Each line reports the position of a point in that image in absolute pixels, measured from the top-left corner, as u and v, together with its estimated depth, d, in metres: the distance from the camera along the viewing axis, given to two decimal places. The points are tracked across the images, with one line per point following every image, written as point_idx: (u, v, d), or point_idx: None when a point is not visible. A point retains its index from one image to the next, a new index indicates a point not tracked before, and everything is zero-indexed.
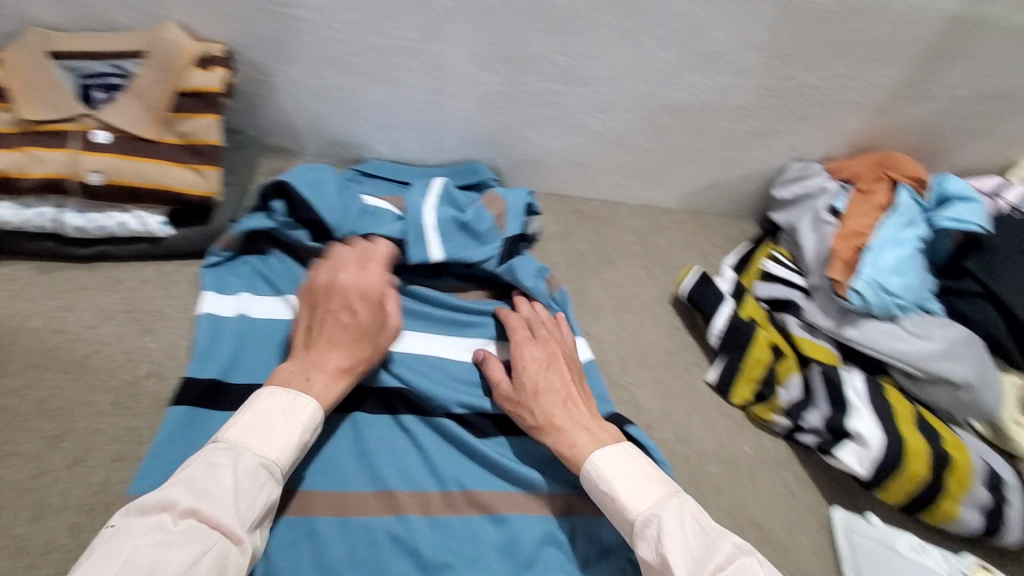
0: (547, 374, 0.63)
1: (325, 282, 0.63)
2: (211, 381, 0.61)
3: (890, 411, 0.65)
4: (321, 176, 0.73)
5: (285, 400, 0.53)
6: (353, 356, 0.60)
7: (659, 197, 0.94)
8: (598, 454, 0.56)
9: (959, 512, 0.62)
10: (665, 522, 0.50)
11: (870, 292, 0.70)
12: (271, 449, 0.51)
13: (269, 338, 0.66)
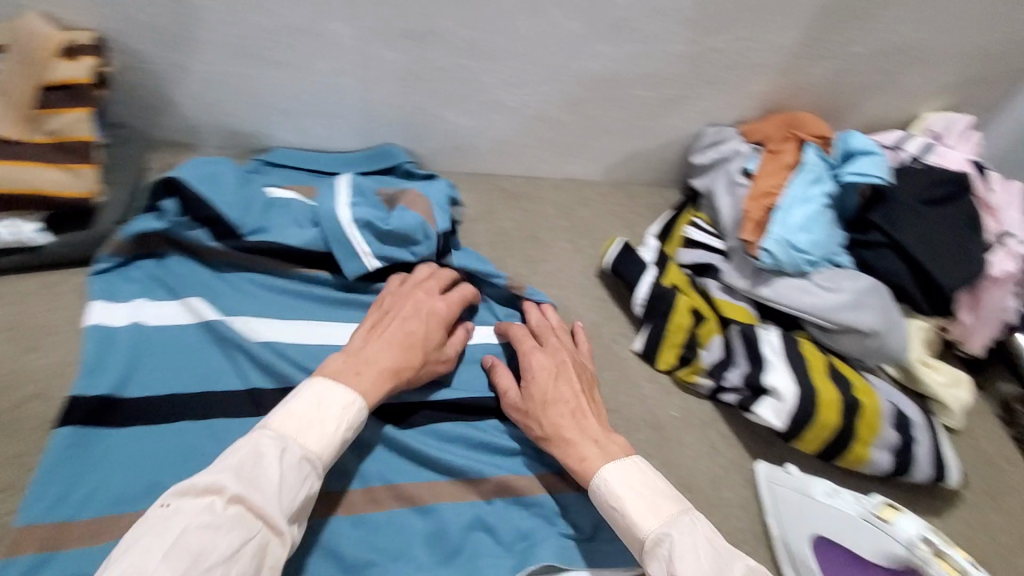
0: (557, 384, 0.62)
1: (399, 299, 0.65)
2: (104, 397, 0.57)
3: (805, 363, 0.67)
4: (218, 170, 0.68)
5: (330, 391, 0.53)
6: (405, 362, 0.59)
7: (582, 170, 0.93)
8: (609, 470, 0.55)
9: (871, 454, 0.64)
10: (678, 539, 0.49)
11: (780, 250, 0.71)
12: (316, 443, 0.50)
13: (168, 345, 0.62)
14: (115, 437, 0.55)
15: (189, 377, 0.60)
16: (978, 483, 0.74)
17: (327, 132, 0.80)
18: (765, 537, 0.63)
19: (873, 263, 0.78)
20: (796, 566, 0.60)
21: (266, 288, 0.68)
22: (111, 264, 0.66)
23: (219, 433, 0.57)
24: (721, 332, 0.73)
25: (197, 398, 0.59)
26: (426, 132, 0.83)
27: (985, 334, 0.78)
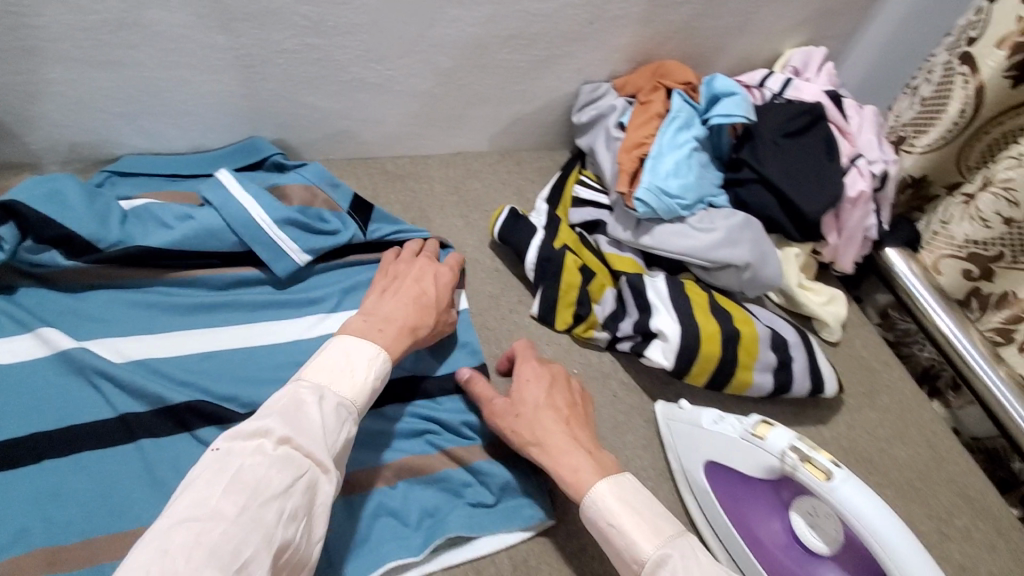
0: (551, 393, 0.61)
1: (412, 268, 0.68)
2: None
3: (688, 303, 0.70)
4: (61, 186, 0.62)
5: (356, 347, 0.56)
6: (420, 320, 0.63)
7: (466, 141, 0.92)
8: (607, 486, 0.54)
9: (753, 377, 0.68)
10: (682, 562, 0.49)
11: (654, 199, 0.73)
12: (349, 391, 0.53)
13: (24, 381, 0.57)
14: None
15: (49, 413, 0.55)
16: (855, 386, 0.81)
17: (181, 132, 0.75)
18: (669, 471, 0.67)
19: (747, 199, 0.82)
20: (696, 492, 0.63)
21: (135, 304, 0.64)
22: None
23: (90, 468, 0.54)
24: (612, 285, 0.75)
25: (62, 434, 0.55)
26: (291, 120, 0.79)
27: (853, 252, 0.83)
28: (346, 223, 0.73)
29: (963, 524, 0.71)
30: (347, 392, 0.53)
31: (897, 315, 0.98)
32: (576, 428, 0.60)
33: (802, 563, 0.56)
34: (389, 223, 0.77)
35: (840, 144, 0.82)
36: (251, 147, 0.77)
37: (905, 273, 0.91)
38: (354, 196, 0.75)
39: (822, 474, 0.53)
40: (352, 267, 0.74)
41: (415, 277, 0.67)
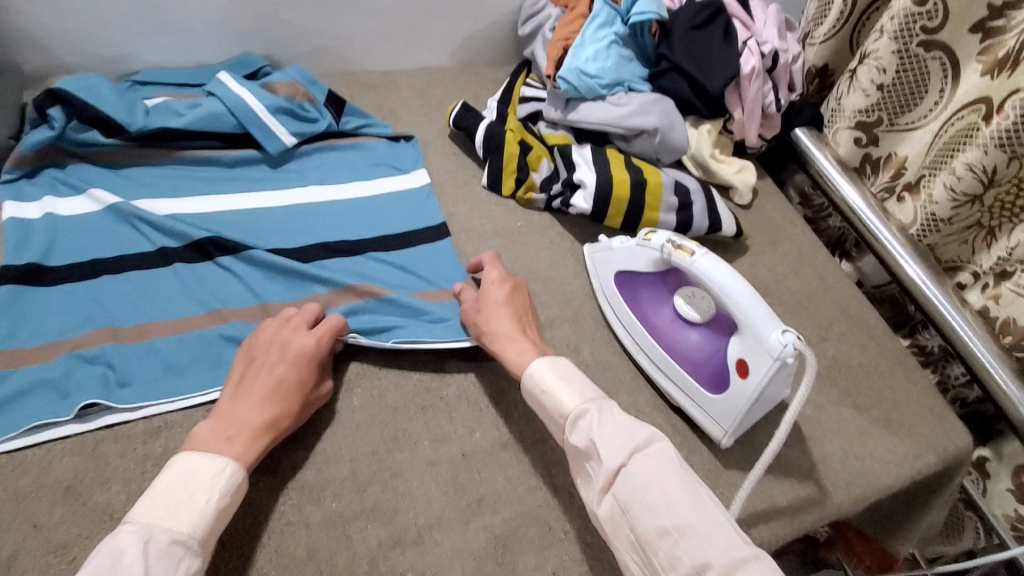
0: (511, 295, 0.72)
1: (272, 342, 0.63)
2: (31, 265, 0.68)
3: (606, 161, 0.85)
4: (97, 83, 0.79)
5: (198, 466, 0.52)
6: (280, 410, 0.59)
7: (428, 56, 1.08)
8: (544, 362, 0.63)
9: (659, 216, 0.84)
10: (599, 414, 0.59)
11: (574, 78, 0.88)
12: (186, 523, 0.49)
13: (81, 226, 0.74)
14: (44, 293, 0.67)
15: (101, 246, 0.72)
16: (759, 237, 0.96)
17: (185, 47, 0.91)
18: (591, 292, 0.82)
19: (665, 84, 0.96)
20: (607, 299, 0.79)
21: (161, 176, 0.81)
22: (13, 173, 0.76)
23: (135, 282, 0.70)
24: (548, 156, 0.91)
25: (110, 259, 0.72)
26: (277, 36, 0.95)
27: (755, 125, 0.98)
28: (323, 114, 0.90)
29: (840, 330, 0.87)
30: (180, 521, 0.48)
31: (812, 193, 1.13)
32: (525, 325, 0.70)
33: (683, 334, 0.72)
34: (360, 116, 0.94)
35: (737, 31, 0.97)
36: (243, 60, 0.93)
37: (820, 159, 1.04)
38: (328, 91, 0.92)
39: (688, 255, 0.68)
40: (330, 151, 0.90)
41: (275, 358, 0.62)
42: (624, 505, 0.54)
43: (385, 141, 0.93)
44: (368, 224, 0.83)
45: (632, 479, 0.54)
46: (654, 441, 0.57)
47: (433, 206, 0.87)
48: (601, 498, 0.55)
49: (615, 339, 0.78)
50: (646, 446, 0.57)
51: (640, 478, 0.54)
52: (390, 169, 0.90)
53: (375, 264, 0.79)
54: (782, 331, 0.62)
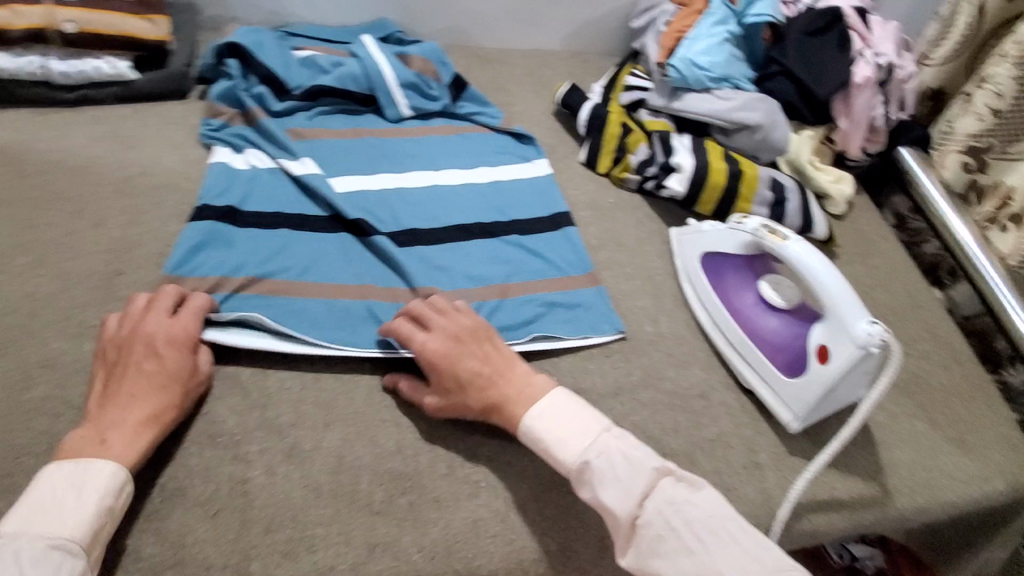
0: (462, 362, 0.62)
1: (133, 340, 0.58)
2: (229, 207, 0.76)
3: (704, 150, 0.88)
4: (260, 32, 0.90)
5: (71, 475, 0.50)
6: (161, 403, 0.56)
7: (543, 40, 1.15)
8: (535, 419, 0.59)
9: (751, 209, 0.86)
10: (601, 463, 0.56)
11: (683, 67, 0.92)
12: (61, 528, 0.47)
13: (272, 178, 0.81)
14: (232, 232, 0.74)
15: (287, 202, 0.79)
16: (850, 247, 0.96)
17: (335, 7, 1.02)
18: (673, 271, 0.85)
19: (770, 86, 0.99)
20: (690, 278, 0.81)
21: (300, 116, 0.89)
22: (213, 124, 0.85)
23: (304, 242, 0.75)
24: (646, 141, 0.94)
25: (290, 215, 0.78)
26: (412, 6, 1.04)
27: (859, 137, 0.99)
28: (443, 94, 0.96)
29: (923, 348, 0.86)
30: (56, 530, 0.47)
31: (910, 216, 1.10)
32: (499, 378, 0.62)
33: (765, 318, 0.73)
34: (476, 102, 1.00)
35: (853, 41, 0.99)
36: (378, 28, 1.02)
37: (923, 180, 1.02)
38: (455, 74, 0.98)
39: (780, 240, 0.70)
40: (452, 136, 0.94)
41: (137, 354, 0.57)
42: (648, 554, 0.53)
43: (498, 133, 0.97)
44: (485, 209, 0.86)
45: (648, 529, 0.53)
46: (659, 477, 0.56)
47: (557, 193, 0.90)
48: (624, 550, 0.55)
49: (692, 318, 0.80)
50: (652, 486, 0.55)
51: (655, 526, 0.53)
52: (512, 158, 0.94)
53: (490, 248, 0.81)
54: (871, 324, 0.64)
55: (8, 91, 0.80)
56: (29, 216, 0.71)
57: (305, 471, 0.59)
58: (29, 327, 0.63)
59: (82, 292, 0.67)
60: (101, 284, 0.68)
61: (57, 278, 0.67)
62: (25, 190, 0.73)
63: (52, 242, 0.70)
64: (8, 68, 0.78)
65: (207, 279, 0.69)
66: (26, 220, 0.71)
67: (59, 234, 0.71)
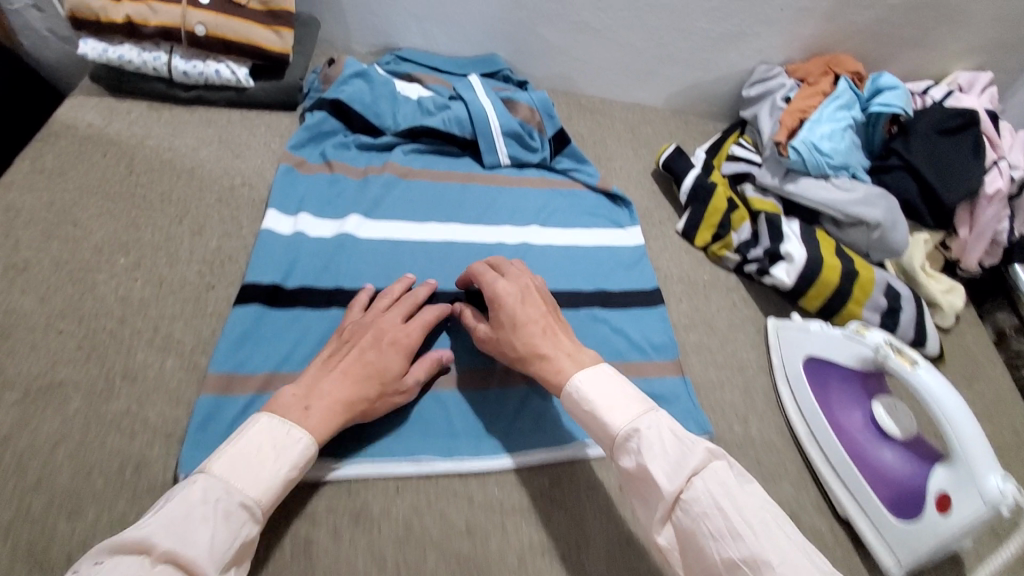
0: (524, 307, 0.65)
1: (362, 330, 0.63)
2: (273, 286, 0.69)
3: (816, 240, 0.83)
4: (369, 71, 0.87)
5: (278, 438, 0.51)
6: (360, 394, 0.58)
7: (647, 96, 1.12)
8: (584, 377, 0.57)
9: (862, 312, 0.81)
10: (651, 435, 0.53)
11: (806, 150, 0.86)
12: (251, 487, 0.48)
13: (329, 249, 0.75)
14: (278, 315, 0.67)
15: (361, 261, 0.75)
16: (953, 365, 0.89)
17: (447, 38, 1.00)
18: (767, 367, 0.80)
19: (887, 181, 0.93)
20: (790, 382, 0.76)
21: (399, 157, 0.87)
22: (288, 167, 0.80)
23: None
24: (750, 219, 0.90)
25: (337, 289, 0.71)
26: (524, 46, 1.02)
27: (980, 249, 0.92)
28: (544, 146, 0.93)
29: None
30: (241, 488, 0.47)
31: (1014, 336, 1.00)
32: (553, 335, 0.63)
33: (874, 444, 0.68)
34: (574, 158, 0.95)
35: (985, 148, 0.93)
36: (488, 65, 1.01)
37: None
38: (560, 128, 0.94)
39: (908, 364, 0.65)
40: (545, 190, 0.91)
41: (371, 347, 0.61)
42: (688, 531, 0.48)
43: (594, 193, 0.93)
44: (575, 277, 0.82)
45: (693, 505, 0.48)
46: (711, 459, 0.51)
47: (647, 270, 0.86)
48: (661, 526, 0.51)
49: (784, 424, 0.75)
50: (703, 464, 0.50)
51: (701, 503, 0.48)
52: (606, 222, 0.90)
53: (575, 321, 0.77)
54: (1006, 482, 0.57)
55: (131, 85, 0.81)
56: (133, 215, 0.71)
57: (372, 540, 0.57)
58: (116, 332, 0.62)
59: (174, 302, 0.65)
60: (190, 297, 0.66)
61: (150, 285, 0.66)
62: (133, 189, 0.74)
63: (151, 247, 0.69)
64: (133, 62, 0.79)
65: (256, 369, 0.62)
66: (129, 218, 0.71)
67: (157, 238, 0.70)
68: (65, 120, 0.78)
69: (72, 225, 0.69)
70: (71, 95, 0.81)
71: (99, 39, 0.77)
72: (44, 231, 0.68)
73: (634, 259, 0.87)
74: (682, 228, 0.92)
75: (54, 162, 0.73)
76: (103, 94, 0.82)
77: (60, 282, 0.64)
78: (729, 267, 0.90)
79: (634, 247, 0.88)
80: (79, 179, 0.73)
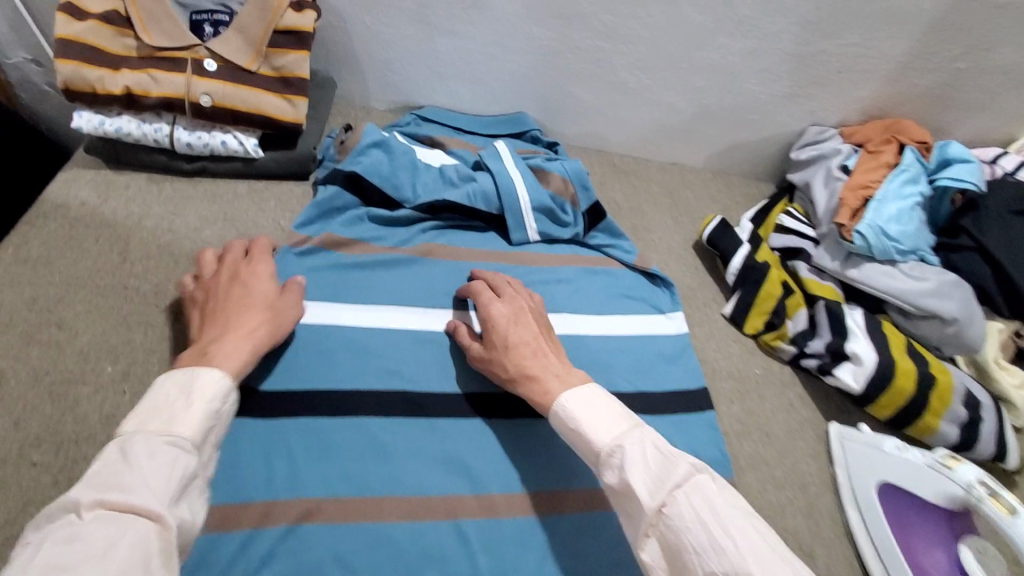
0: (515, 328, 0.65)
1: (227, 278, 0.61)
2: (283, 398, 0.62)
3: (886, 339, 0.75)
4: (388, 140, 0.80)
5: (181, 380, 0.48)
6: (253, 321, 0.58)
7: (685, 156, 1.03)
8: (569, 397, 0.57)
9: (938, 424, 0.73)
10: (631, 451, 0.50)
11: (872, 235, 0.78)
12: (180, 425, 0.44)
13: (342, 346, 0.67)
14: (286, 432, 0.60)
15: (378, 363, 0.67)
16: None
17: (472, 97, 0.92)
18: (831, 482, 0.72)
19: (957, 263, 0.84)
20: (860, 508, 0.68)
21: (417, 234, 0.79)
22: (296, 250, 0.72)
23: (372, 435, 0.62)
24: (806, 306, 0.81)
25: (351, 396, 0.64)
26: (555, 105, 0.94)
27: None
28: (576, 220, 0.85)
29: None
30: (168, 428, 0.44)
31: None
32: (545, 355, 0.63)
33: None
34: (609, 232, 0.87)
35: None
36: (515, 125, 0.93)
37: None
38: (595, 201, 0.86)
39: (1005, 511, 0.61)
40: (578, 268, 0.82)
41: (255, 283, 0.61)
42: (671, 545, 0.45)
43: (631, 271, 0.84)
44: (613, 374, 0.73)
45: (674, 521, 0.45)
46: (696, 473, 0.47)
47: (693, 364, 0.77)
48: (644, 545, 0.48)
49: (854, 558, 0.66)
50: (686, 479, 0.47)
51: (683, 518, 0.45)
52: (646, 306, 0.82)
53: None
54: None
55: (129, 157, 0.74)
56: (124, 313, 0.64)
57: None
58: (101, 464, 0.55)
59: None
60: None
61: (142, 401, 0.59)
62: (127, 280, 0.67)
63: (144, 351, 0.62)
64: (132, 135, 0.72)
65: (260, 502, 0.56)
66: (120, 316, 0.64)
67: (152, 341, 0.63)
68: (56, 198, 0.71)
69: (57, 327, 0.62)
70: (63, 168, 0.74)
71: (95, 111, 0.70)
72: (23, 335, 0.61)
73: (677, 350, 0.78)
74: (729, 312, 0.83)
75: (41, 250, 0.67)
76: (98, 167, 0.75)
77: (37, 400, 0.57)
78: (784, 359, 0.81)
79: (678, 335, 0.80)
80: (69, 269, 0.66)
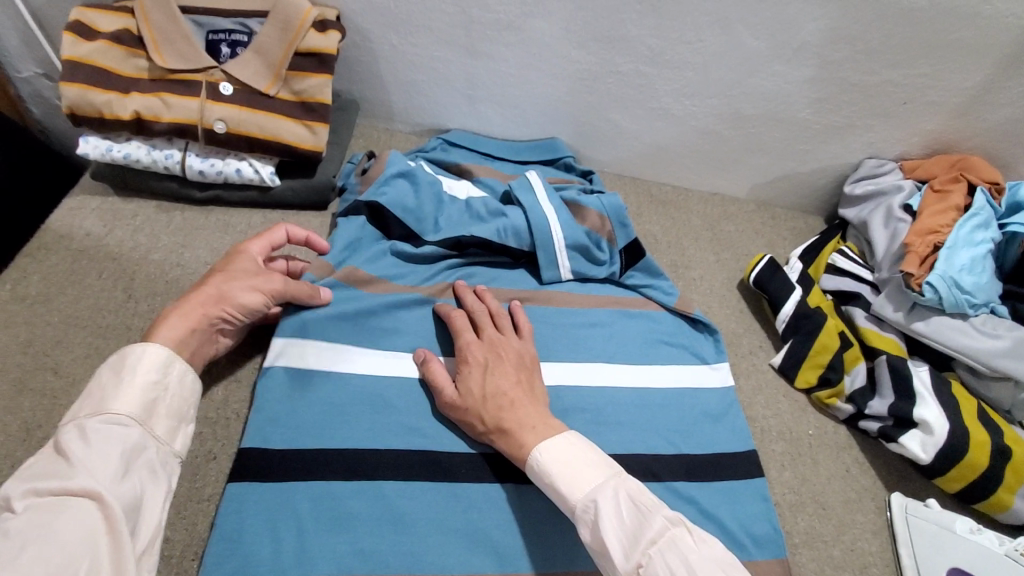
0: (493, 376, 0.61)
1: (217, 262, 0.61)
2: (296, 460, 0.56)
3: (956, 403, 0.68)
4: (415, 170, 0.74)
5: (119, 361, 0.47)
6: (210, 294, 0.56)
7: (727, 185, 0.96)
8: (544, 450, 0.55)
9: (1015, 501, 0.66)
10: (607, 508, 0.50)
11: (944, 287, 0.71)
12: (116, 402, 0.45)
13: (361, 400, 0.61)
14: (298, 500, 0.55)
15: (399, 420, 0.61)
16: None
17: (502, 121, 0.86)
18: (893, 563, 0.65)
19: None
20: None
21: (439, 272, 0.73)
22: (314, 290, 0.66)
23: (391, 503, 0.56)
24: (864, 359, 0.74)
25: (368, 457, 0.58)
26: (590, 131, 0.88)
27: None
28: (613, 259, 0.78)
29: None
30: (104, 406, 0.44)
31: None
32: (525, 400, 0.60)
33: None
34: (648, 272, 0.80)
35: None
36: (548, 153, 0.87)
37: None
38: (633, 239, 0.79)
39: None
40: (615, 311, 0.76)
41: (226, 262, 0.60)
42: None
43: (671, 314, 0.78)
44: (653, 433, 0.67)
45: None
46: (670, 526, 0.48)
47: (739, 422, 0.71)
48: None
49: None
50: (661, 534, 0.47)
51: None
52: (687, 353, 0.75)
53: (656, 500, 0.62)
54: None
55: (138, 184, 0.69)
56: None
57: None
58: None
59: None
60: None
61: None
62: (130, 320, 0.62)
63: None
64: (141, 162, 0.67)
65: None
66: None
67: None
68: (60, 228, 0.67)
69: (54, 374, 0.57)
70: (69, 195, 0.70)
71: (104, 136, 0.66)
72: (17, 383, 0.56)
73: (721, 405, 0.71)
74: (779, 363, 0.76)
75: (41, 286, 0.62)
76: (105, 194, 0.70)
77: (27, 458, 0.52)
78: (840, 418, 0.74)
79: (722, 388, 0.73)
80: (70, 307, 0.61)
